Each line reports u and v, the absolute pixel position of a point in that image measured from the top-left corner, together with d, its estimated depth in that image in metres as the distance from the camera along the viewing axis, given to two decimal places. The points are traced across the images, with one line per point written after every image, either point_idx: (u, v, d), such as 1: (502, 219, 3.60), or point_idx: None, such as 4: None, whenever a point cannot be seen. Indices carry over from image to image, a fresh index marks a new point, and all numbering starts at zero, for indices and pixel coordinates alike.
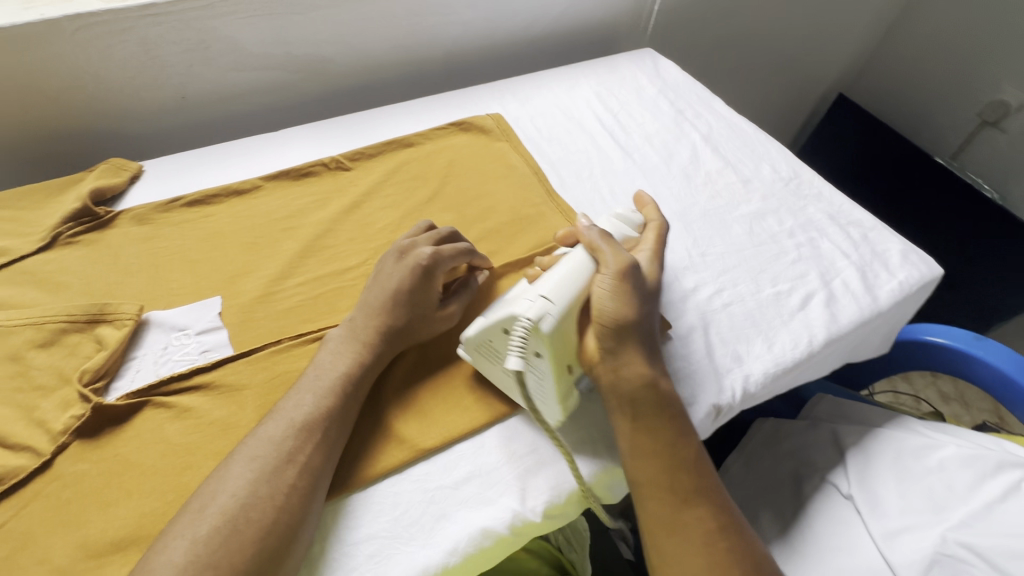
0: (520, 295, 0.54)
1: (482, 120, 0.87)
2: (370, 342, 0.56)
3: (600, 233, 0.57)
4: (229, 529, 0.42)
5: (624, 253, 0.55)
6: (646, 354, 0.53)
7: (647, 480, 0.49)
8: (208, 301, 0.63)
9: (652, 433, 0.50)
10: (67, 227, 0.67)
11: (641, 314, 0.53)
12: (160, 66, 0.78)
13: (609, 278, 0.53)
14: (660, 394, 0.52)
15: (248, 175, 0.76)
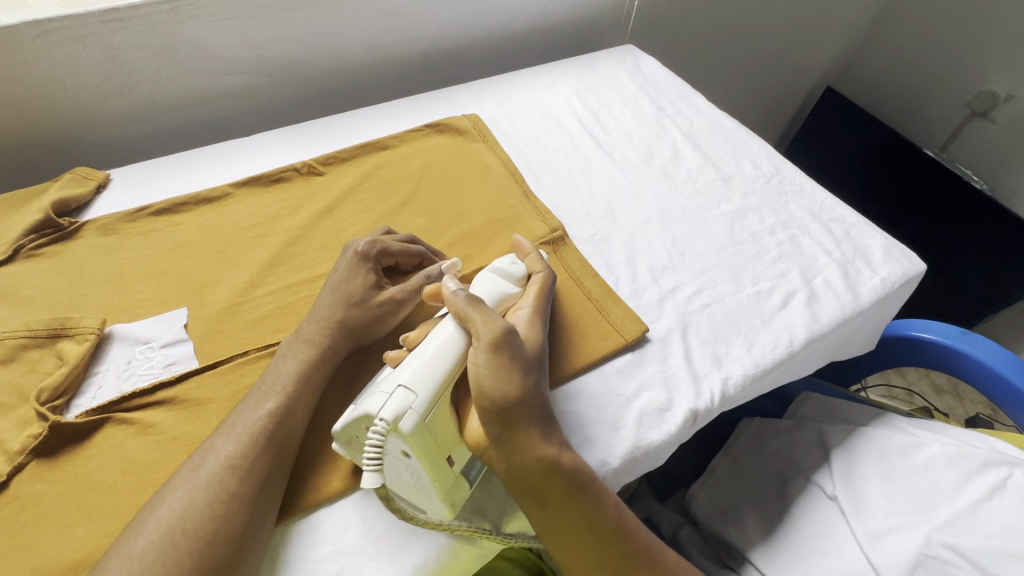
0: (385, 381, 0.48)
1: (459, 121, 0.86)
2: (316, 334, 0.55)
3: (470, 295, 0.51)
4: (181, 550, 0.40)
5: (496, 319, 0.49)
6: (539, 429, 0.47)
7: (575, 563, 0.47)
8: (173, 313, 0.61)
9: (564, 518, 0.47)
10: (29, 239, 0.65)
11: (524, 386, 0.47)
12: (126, 72, 0.77)
13: (482, 353, 0.47)
14: (564, 471, 0.47)
15: (219, 182, 0.75)
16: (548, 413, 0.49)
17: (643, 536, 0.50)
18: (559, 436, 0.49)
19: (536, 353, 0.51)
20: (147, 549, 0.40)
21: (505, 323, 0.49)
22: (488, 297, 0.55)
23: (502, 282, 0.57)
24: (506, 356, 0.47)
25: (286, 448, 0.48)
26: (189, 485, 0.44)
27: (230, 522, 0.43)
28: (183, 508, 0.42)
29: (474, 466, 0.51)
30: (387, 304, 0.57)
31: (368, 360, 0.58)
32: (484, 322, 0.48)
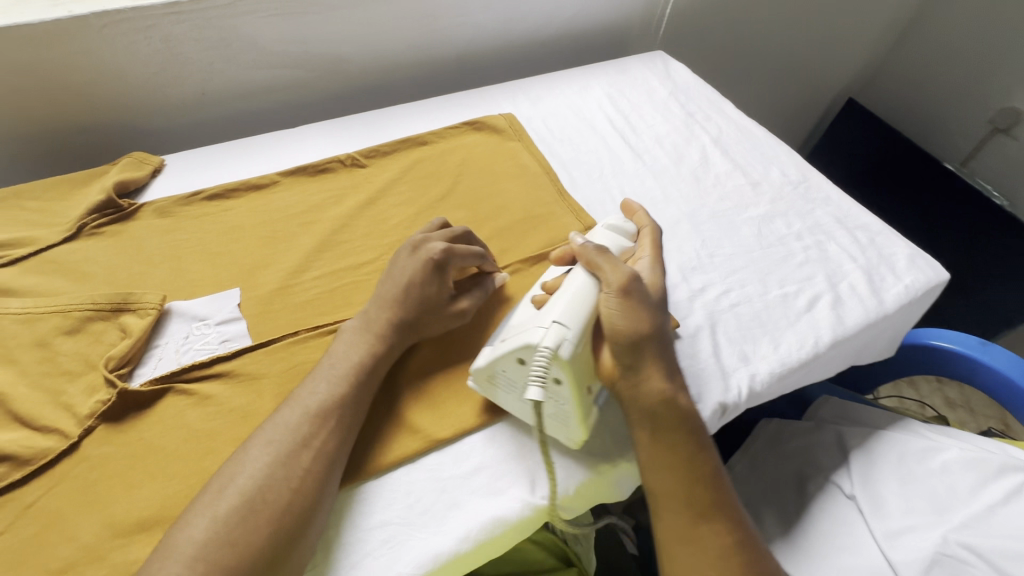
0: (529, 320, 0.54)
1: (495, 120, 0.88)
2: (376, 331, 0.57)
3: (596, 249, 0.57)
4: (254, 515, 0.43)
5: (624, 268, 0.55)
6: (666, 368, 0.53)
7: (665, 491, 0.51)
8: (227, 292, 0.64)
9: (675, 456, 0.51)
10: (91, 218, 0.69)
11: (653, 324, 0.53)
12: (183, 62, 0.80)
13: (613, 297, 0.53)
14: (681, 407, 0.52)
15: (267, 170, 0.78)
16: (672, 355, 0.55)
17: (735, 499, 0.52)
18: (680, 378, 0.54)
19: (657, 299, 0.58)
20: (222, 512, 0.43)
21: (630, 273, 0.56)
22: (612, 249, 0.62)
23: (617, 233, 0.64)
24: (635, 298, 0.53)
25: (346, 424, 0.51)
26: (262, 451, 0.47)
27: (295, 490, 0.45)
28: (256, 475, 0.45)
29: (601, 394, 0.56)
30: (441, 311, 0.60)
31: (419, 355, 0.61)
32: (613, 270, 0.55)
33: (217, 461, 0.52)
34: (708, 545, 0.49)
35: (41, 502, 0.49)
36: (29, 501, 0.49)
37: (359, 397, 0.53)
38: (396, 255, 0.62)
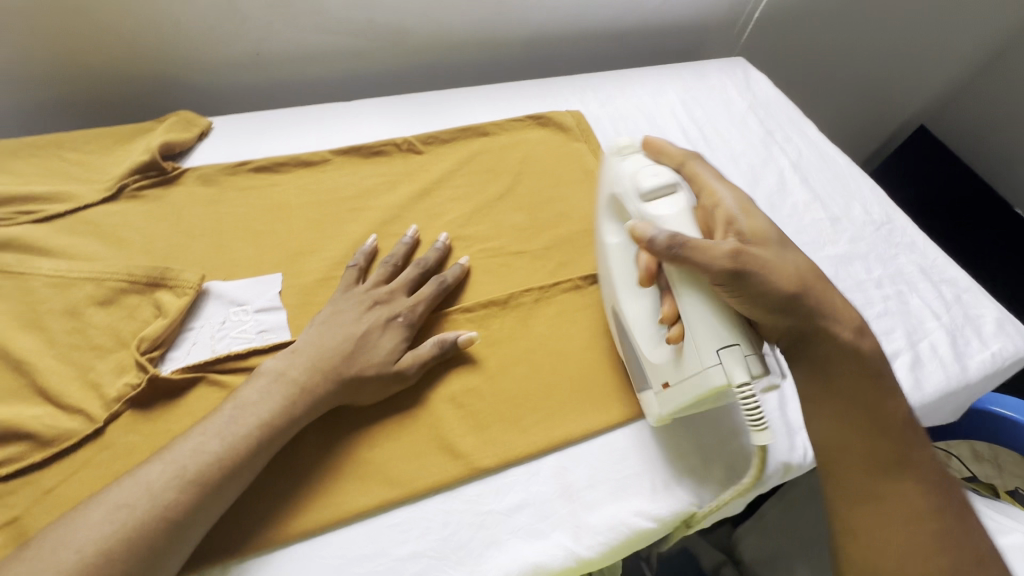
0: (676, 347, 0.50)
1: (562, 116, 0.82)
2: (291, 390, 0.50)
3: (677, 238, 0.48)
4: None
5: (716, 249, 0.47)
6: (815, 313, 0.50)
7: (841, 447, 0.50)
8: (268, 277, 0.60)
9: (853, 409, 0.50)
10: (133, 179, 0.65)
11: (785, 280, 0.49)
12: (240, 19, 0.75)
13: (727, 288, 0.47)
14: (854, 348, 0.51)
15: (317, 146, 0.73)
16: (821, 284, 0.51)
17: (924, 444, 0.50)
18: (841, 308, 0.52)
19: (766, 239, 0.52)
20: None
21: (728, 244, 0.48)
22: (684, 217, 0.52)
23: (627, 173, 0.55)
24: (754, 269, 0.47)
25: (230, 481, 0.45)
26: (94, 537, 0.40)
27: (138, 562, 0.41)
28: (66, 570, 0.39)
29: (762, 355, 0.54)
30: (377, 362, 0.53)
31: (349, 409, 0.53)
32: (711, 257, 0.47)
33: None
34: (895, 500, 0.48)
35: (61, 489, 0.46)
36: (48, 486, 0.46)
37: (245, 468, 0.46)
38: (345, 301, 0.56)
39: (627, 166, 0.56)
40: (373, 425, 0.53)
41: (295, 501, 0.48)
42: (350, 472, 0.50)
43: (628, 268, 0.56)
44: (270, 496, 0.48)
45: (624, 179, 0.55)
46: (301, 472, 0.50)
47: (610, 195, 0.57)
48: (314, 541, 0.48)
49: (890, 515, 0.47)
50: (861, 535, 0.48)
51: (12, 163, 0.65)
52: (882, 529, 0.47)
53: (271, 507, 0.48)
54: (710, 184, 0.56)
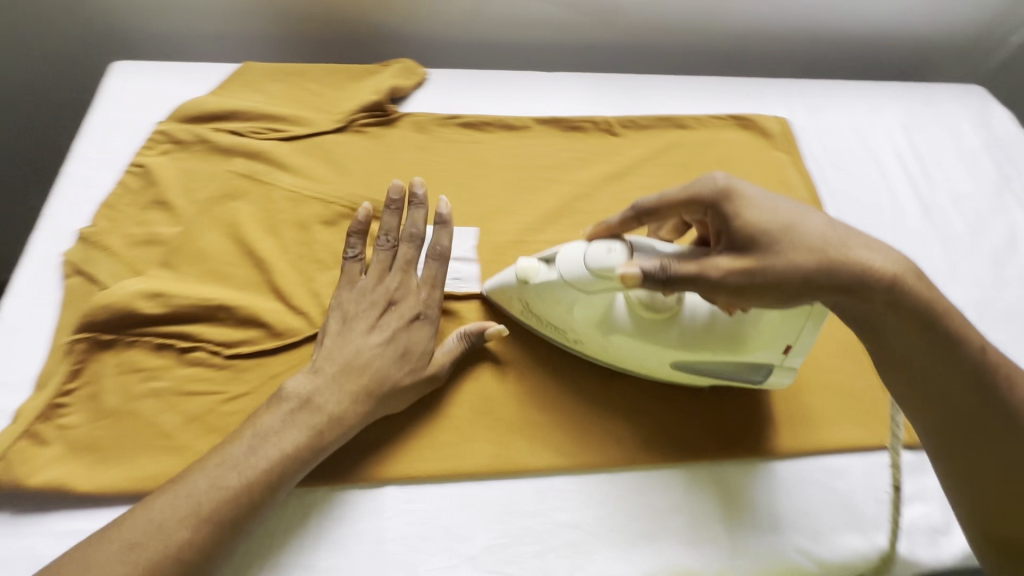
0: (755, 318, 0.49)
1: (768, 121, 0.78)
2: (338, 381, 0.49)
3: (662, 269, 0.45)
4: (212, 518, 0.42)
5: (709, 271, 0.45)
6: (853, 283, 0.44)
7: (921, 404, 0.47)
8: (465, 230, 0.64)
9: (919, 368, 0.46)
10: (361, 116, 0.70)
11: (803, 266, 0.43)
12: None
13: (739, 296, 0.45)
14: (909, 300, 0.44)
15: (521, 112, 0.74)
16: (845, 244, 0.44)
17: (1006, 383, 0.45)
18: (871, 250, 0.45)
19: (772, 224, 0.45)
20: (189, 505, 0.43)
21: (708, 262, 0.45)
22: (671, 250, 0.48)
23: (581, 262, 0.50)
24: (759, 272, 0.44)
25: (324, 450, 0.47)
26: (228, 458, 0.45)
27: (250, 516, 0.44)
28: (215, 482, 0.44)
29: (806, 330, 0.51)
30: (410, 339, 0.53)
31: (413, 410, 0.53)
32: (710, 280, 0.45)
33: (431, 399, 0.54)
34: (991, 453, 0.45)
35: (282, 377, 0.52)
36: (273, 372, 0.53)
37: (323, 444, 0.47)
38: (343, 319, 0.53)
39: (568, 258, 0.51)
40: (547, 392, 0.55)
41: (471, 442, 0.52)
42: (522, 429, 0.53)
43: (648, 325, 0.51)
44: (450, 431, 0.52)
45: (576, 268, 0.50)
46: (477, 416, 0.53)
47: (569, 300, 0.52)
48: (483, 483, 0.51)
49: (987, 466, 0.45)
50: (960, 487, 0.47)
51: (266, 86, 0.73)
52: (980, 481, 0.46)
53: (450, 441, 0.52)
54: (686, 191, 0.49)
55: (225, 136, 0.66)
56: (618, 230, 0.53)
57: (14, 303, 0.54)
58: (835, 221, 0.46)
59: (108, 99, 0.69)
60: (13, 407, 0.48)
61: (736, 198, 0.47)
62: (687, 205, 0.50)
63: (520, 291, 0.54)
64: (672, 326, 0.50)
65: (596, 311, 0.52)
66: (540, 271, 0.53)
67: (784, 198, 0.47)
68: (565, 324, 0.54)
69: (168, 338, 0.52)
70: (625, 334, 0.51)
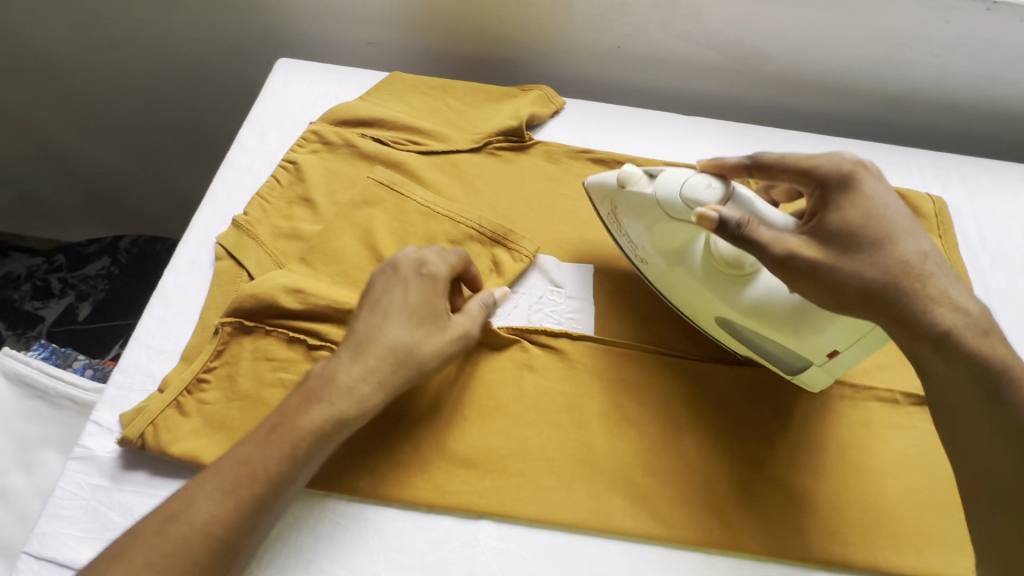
0: (820, 316, 0.48)
1: (922, 198, 0.71)
2: (386, 367, 0.49)
3: (740, 223, 0.46)
4: (265, 478, 0.44)
5: (784, 246, 0.45)
6: (912, 314, 0.44)
7: (969, 465, 0.44)
8: (583, 268, 0.63)
9: (960, 410, 0.44)
10: (496, 139, 0.71)
11: (868, 279, 0.44)
12: (624, 12, 0.77)
13: (798, 281, 0.46)
14: (961, 346, 0.44)
15: (654, 155, 0.73)
16: (921, 278, 0.45)
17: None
18: (950, 295, 0.45)
19: (870, 230, 0.45)
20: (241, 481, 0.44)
21: (781, 237, 0.45)
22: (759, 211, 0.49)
23: (677, 187, 0.52)
24: (827, 268, 0.45)
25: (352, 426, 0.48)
26: (275, 426, 0.46)
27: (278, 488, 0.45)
28: (267, 451, 0.45)
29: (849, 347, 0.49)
30: (454, 333, 0.52)
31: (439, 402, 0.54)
32: (778, 256, 0.45)
33: (535, 438, 0.53)
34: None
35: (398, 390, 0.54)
36: None
37: (352, 420, 0.47)
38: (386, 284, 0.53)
39: (670, 179, 0.53)
40: (654, 454, 0.53)
41: (569, 490, 0.51)
42: (623, 489, 0.52)
43: (714, 275, 0.53)
44: (551, 475, 0.52)
45: (671, 190, 0.52)
46: (579, 464, 0.52)
47: (654, 219, 0.55)
48: (576, 535, 0.50)
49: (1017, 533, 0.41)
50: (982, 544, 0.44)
51: (410, 97, 0.75)
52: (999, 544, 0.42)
53: (550, 486, 0.51)
54: (807, 159, 0.48)
55: (368, 142, 0.69)
56: (727, 171, 0.53)
57: (174, 276, 0.59)
58: (932, 254, 0.46)
59: (270, 95, 0.75)
60: (161, 373, 0.54)
61: (851, 190, 0.46)
62: (801, 177, 0.49)
63: (615, 198, 0.57)
64: (736, 290, 0.52)
65: (676, 239, 0.55)
66: (640, 181, 0.55)
67: (902, 207, 0.47)
68: (643, 243, 0.57)
69: (299, 333, 0.55)
70: (688, 272, 0.54)
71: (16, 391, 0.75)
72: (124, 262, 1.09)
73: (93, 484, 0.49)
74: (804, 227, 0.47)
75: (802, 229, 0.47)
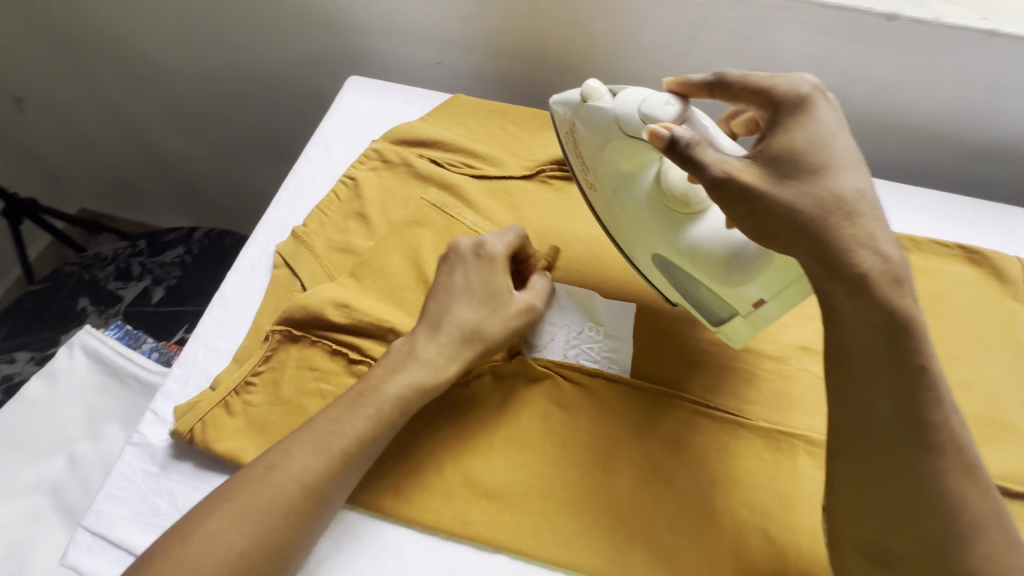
0: (750, 262, 0.49)
1: (1009, 262, 0.65)
2: (457, 342, 0.54)
3: (689, 142, 0.46)
4: (306, 489, 0.46)
5: (715, 160, 0.45)
6: (831, 248, 0.42)
7: (847, 410, 0.43)
8: (623, 305, 0.62)
9: (858, 357, 0.42)
10: (550, 167, 0.72)
11: (792, 206, 0.43)
12: (693, 46, 0.75)
13: (722, 200, 0.46)
14: (876, 290, 0.41)
15: None
16: (852, 215, 0.43)
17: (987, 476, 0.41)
18: (876, 239, 0.43)
19: (811, 158, 0.44)
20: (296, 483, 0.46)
21: (722, 159, 0.45)
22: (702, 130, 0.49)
23: (636, 105, 0.51)
24: (758, 192, 0.44)
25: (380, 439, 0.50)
26: (314, 436, 0.48)
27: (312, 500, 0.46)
28: (307, 458, 0.47)
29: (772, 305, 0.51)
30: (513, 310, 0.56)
31: (459, 436, 0.54)
32: (707, 171, 0.45)
33: (556, 476, 0.53)
34: (889, 465, 0.41)
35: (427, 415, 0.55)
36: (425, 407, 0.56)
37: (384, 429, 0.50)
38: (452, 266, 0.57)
39: (630, 97, 0.52)
40: (683, 509, 0.51)
41: (589, 535, 0.50)
42: (645, 543, 0.50)
43: (655, 206, 0.55)
44: (574, 517, 0.51)
45: (630, 109, 0.51)
46: (597, 510, 0.51)
47: (608, 137, 0.54)
48: None
49: (880, 480, 0.41)
50: (846, 489, 0.43)
51: (469, 120, 0.77)
52: (865, 489, 0.41)
53: (570, 530, 0.51)
54: (768, 80, 0.48)
55: (426, 163, 0.71)
56: (690, 90, 0.51)
57: (236, 280, 0.64)
58: (869, 193, 0.44)
59: (339, 111, 0.78)
60: (214, 371, 0.58)
61: (802, 117, 0.46)
62: (758, 98, 0.49)
63: (574, 113, 0.56)
64: (677, 227, 0.53)
65: (625, 163, 0.55)
66: (602, 98, 0.54)
67: (852, 146, 0.46)
68: (594, 166, 0.57)
69: (342, 347, 0.57)
70: (632, 200, 0.56)
71: (93, 364, 0.82)
72: (197, 251, 1.17)
73: (146, 469, 0.53)
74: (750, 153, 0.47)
75: (748, 155, 0.47)
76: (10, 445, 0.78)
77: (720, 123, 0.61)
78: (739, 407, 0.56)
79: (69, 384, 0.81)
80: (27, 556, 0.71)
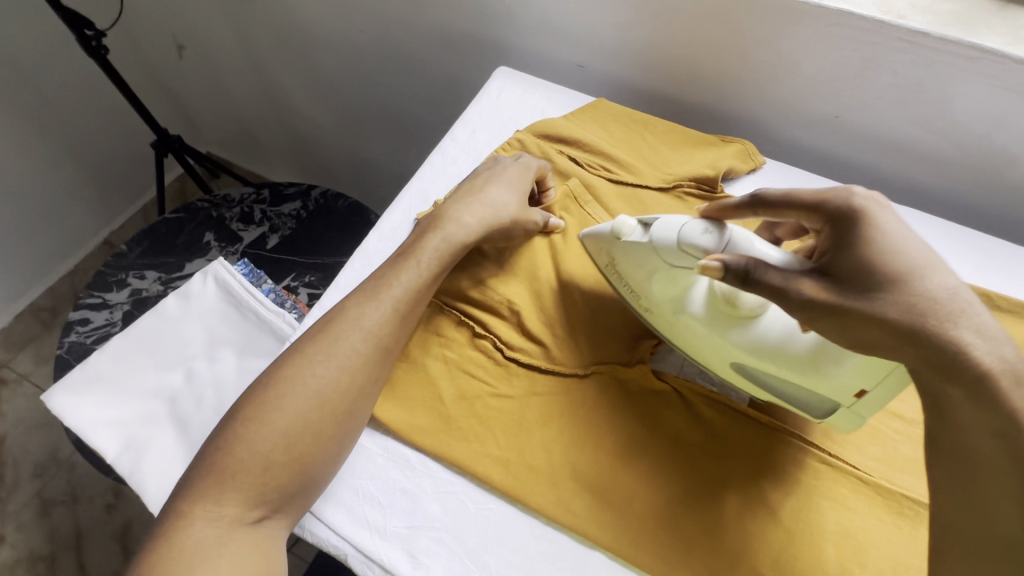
0: (836, 358, 0.47)
1: None
2: (487, 218, 0.61)
3: (745, 269, 0.45)
4: (372, 338, 0.54)
5: (788, 282, 0.43)
6: (941, 353, 0.40)
7: (954, 515, 0.43)
8: None
9: (973, 458, 0.41)
10: (687, 184, 0.72)
11: (886, 316, 0.41)
12: (857, 85, 0.73)
13: (806, 317, 0.44)
14: (994, 394, 0.39)
15: None
16: (952, 317, 0.40)
17: None
18: (984, 336, 0.40)
19: (890, 262, 0.42)
20: (359, 333, 0.54)
21: (790, 280, 0.43)
22: (756, 251, 0.48)
23: (672, 233, 0.51)
24: (846, 304, 0.42)
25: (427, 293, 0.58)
26: (379, 296, 0.55)
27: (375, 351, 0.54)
28: (372, 308, 0.55)
29: (878, 401, 0.48)
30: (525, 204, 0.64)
31: (571, 428, 0.55)
32: (785, 293, 0.43)
33: (661, 476, 0.53)
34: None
35: (539, 402, 0.56)
36: (539, 391, 0.57)
37: (423, 292, 0.57)
38: (503, 165, 0.67)
39: (661, 228, 0.52)
40: (745, 538, 0.50)
41: (631, 469, 0.53)
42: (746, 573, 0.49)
43: (723, 319, 0.52)
44: (619, 460, 0.54)
45: (668, 238, 0.52)
46: (696, 514, 0.51)
47: (652, 268, 0.54)
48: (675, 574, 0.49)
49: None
50: None
51: (610, 124, 0.78)
52: None
53: (662, 523, 0.51)
54: (815, 194, 0.46)
55: (565, 160, 0.73)
56: (727, 213, 0.52)
57: (377, 239, 0.68)
58: (961, 290, 0.41)
59: (486, 97, 0.82)
60: None
61: (865, 224, 0.43)
62: (810, 212, 0.46)
63: (610, 246, 0.57)
64: (745, 336, 0.51)
65: (675, 288, 0.54)
66: (635, 231, 0.55)
67: (923, 243, 0.44)
68: (644, 293, 0.56)
69: (468, 319, 0.61)
70: (696, 320, 0.53)
71: (219, 294, 0.91)
72: (312, 207, 1.25)
73: None
74: (814, 265, 0.45)
75: (814, 266, 0.45)
76: (143, 350, 0.86)
77: (762, 232, 0.61)
78: (861, 462, 0.54)
79: (197, 307, 0.90)
80: (142, 452, 0.74)
